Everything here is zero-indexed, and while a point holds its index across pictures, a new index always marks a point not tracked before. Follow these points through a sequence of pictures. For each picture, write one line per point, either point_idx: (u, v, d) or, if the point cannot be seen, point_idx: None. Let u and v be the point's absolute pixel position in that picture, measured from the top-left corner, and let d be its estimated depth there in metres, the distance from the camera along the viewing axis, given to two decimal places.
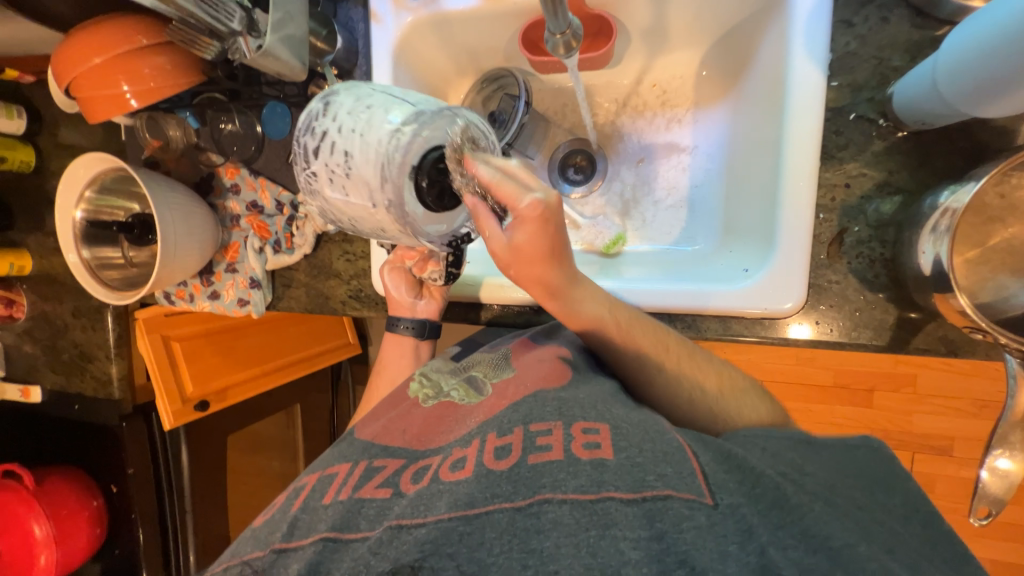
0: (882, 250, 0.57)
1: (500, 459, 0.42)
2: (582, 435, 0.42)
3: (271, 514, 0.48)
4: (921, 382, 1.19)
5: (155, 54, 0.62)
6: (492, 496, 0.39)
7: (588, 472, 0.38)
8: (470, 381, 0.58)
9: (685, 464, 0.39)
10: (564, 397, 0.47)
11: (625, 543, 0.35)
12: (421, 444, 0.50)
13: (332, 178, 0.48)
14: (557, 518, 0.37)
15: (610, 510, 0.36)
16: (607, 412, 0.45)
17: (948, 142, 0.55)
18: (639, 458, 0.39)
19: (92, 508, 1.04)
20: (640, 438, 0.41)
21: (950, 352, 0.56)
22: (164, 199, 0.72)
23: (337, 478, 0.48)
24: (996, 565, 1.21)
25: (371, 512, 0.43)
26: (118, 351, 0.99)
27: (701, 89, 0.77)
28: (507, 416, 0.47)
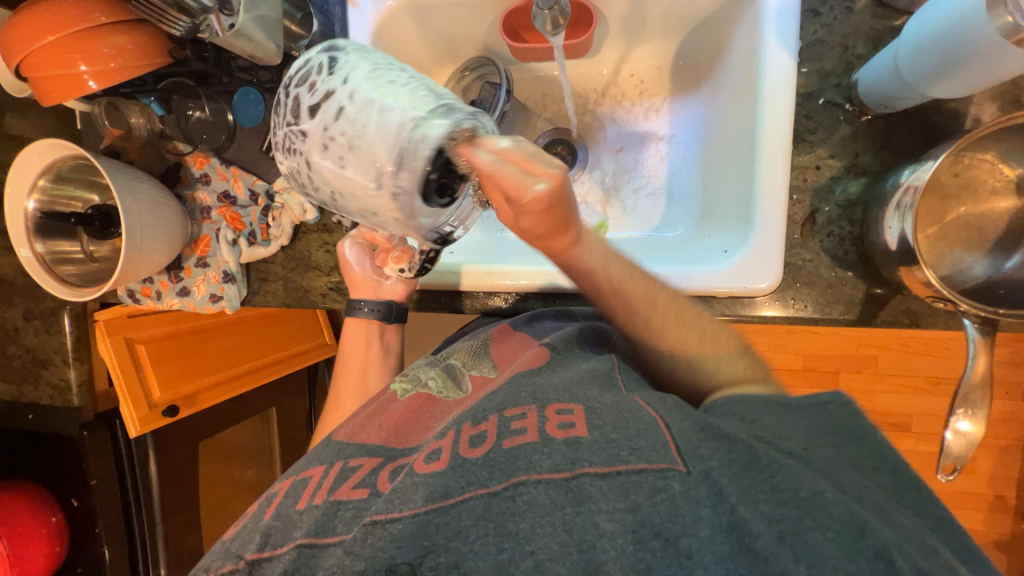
0: (851, 228, 0.60)
1: (475, 446, 0.43)
2: (556, 416, 0.44)
3: (241, 525, 0.47)
4: (882, 362, 1.26)
5: (113, 33, 0.58)
6: (467, 483, 0.39)
7: (563, 450, 0.40)
8: (448, 370, 0.61)
9: (659, 436, 0.40)
10: (537, 382, 0.50)
11: (601, 516, 0.36)
12: (401, 441, 0.50)
13: (327, 145, 0.44)
14: (533, 499, 0.38)
15: (585, 485, 0.38)
16: (581, 393, 0.46)
17: (907, 125, 0.58)
18: (612, 434, 0.40)
19: (51, 524, 0.97)
20: (614, 416, 0.42)
21: (913, 324, 0.59)
22: (128, 188, 0.68)
23: (311, 481, 0.47)
24: None
25: (348, 514, 0.42)
26: (76, 355, 0.94)
27: (677, 79, 0.79)
28: (483, 405, 0.48)
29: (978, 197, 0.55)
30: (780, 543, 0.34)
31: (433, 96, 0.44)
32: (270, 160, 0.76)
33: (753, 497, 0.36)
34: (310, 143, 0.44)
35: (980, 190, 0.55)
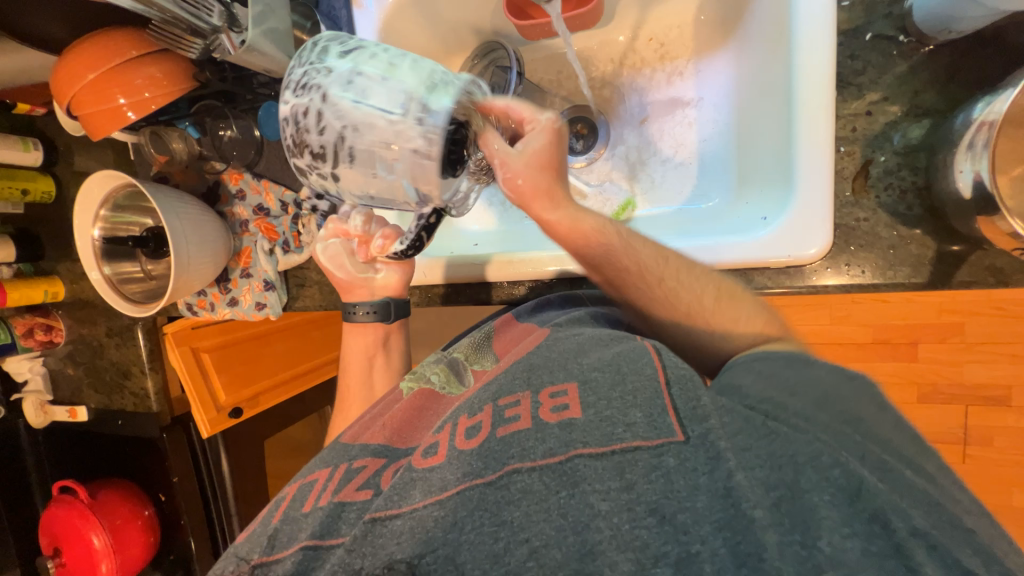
0: (914, 178, 0.52)
1: (471, 438, 0.42)
2: (550, 400, 0.42)
3: (252, 528, 0.49)
4: (969, 330, 1.14)
5: (145, 65, 0.63)
6: (464, 475, 0.38)
7: (556, 434, 0.38)
8: (451, 364, 0.61)
9: (655, 403, 0.38)
10: (534, 364, 0.47)
11: (594, 496, 0.35)
12: (402, 442, 0.51)
13: (343, 82, 0.42)
14: (527, 486, 0.37)
15: (578, 467, 0.36)
16: (577, 369, 0.44)
17: (978, 52, 0.50)
18: (606, 412, 0.39)
19: (143, 517, 1.09)
20: (608, 389, 0.40)
21: (999, 283, 0.51)
22: (173, 208, 0.73)
23: (316, 485, 0.48)
24: None
25: (352, 515, 0.43)
26: (151, 365, 1.03)
27: (701, 36, 0.72)
28: (478, 396, 0.47)
29: None
30: (775, 506, 0.33)
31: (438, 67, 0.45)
32: None
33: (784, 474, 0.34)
34: (334, 76, 0.43)
35: None
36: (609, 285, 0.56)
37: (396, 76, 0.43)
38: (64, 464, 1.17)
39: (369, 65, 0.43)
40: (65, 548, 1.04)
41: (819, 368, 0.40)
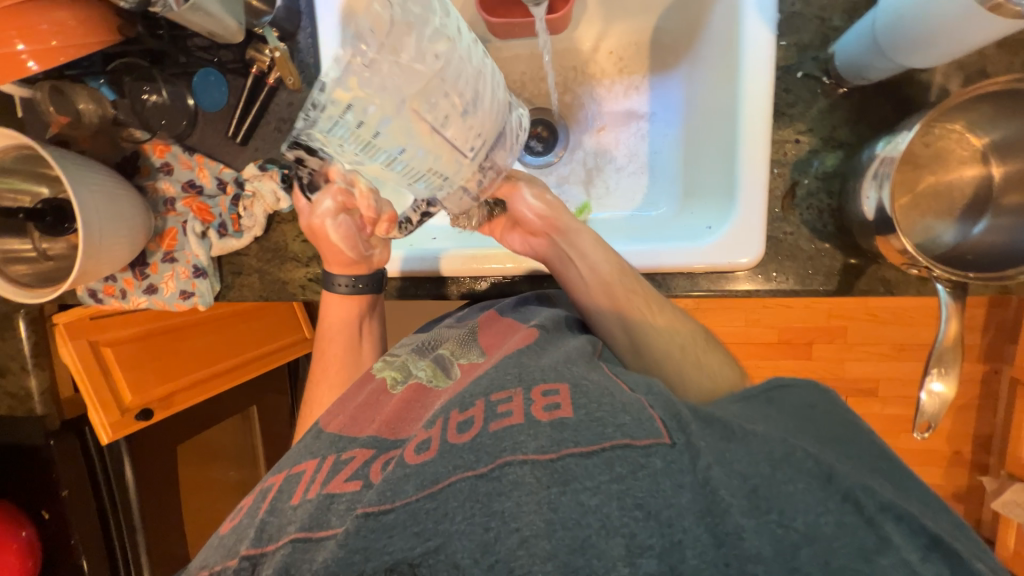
0: (829, 200, 0.61)
1: (463, 432, 0.42)
2: (541, 398, 0.43)
3: (239, 519, 0.48)
4: (851, 332, 1.40)
5: (53, 8, 0.53)
6: (454, 467, 0.39)
7: (549, 432, 0.40)
8: (437, 359, 0.59)
9: (643, 412, 0.41)
10: (524, 363, 0.49)
11: (585, 493, 0.37)
12: (392, 433, 0.49)
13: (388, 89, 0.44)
14: (519, 479, 0.38)
15: (569, 466, 0.38)
16: (567, 371, 0.47)
17: (881, 97, 0.60)
18: (597, 413, 0.41)
19: (21, 539, 0.93)
20: (599, 394, 0.43)
21: (888, 292, 0.61)
22: (82, 180, 0.63)
23: (304, 476, 0.47)
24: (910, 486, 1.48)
25: (341, 506, 0.42)
26: (36, 361, 0.88)
27: (656, 55, 0.78)
28: (469, 390, 0.47)
29: (948, 167, 0.57)
30: (751, 495, 0.36)
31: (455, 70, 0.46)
32: (238, 146, 0.72)
33: (735, 466, 0.38)
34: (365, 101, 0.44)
35: (949, 160, 0.57)
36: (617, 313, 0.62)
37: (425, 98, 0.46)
38: None
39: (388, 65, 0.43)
40: None
41: (796, 386, 0.50)
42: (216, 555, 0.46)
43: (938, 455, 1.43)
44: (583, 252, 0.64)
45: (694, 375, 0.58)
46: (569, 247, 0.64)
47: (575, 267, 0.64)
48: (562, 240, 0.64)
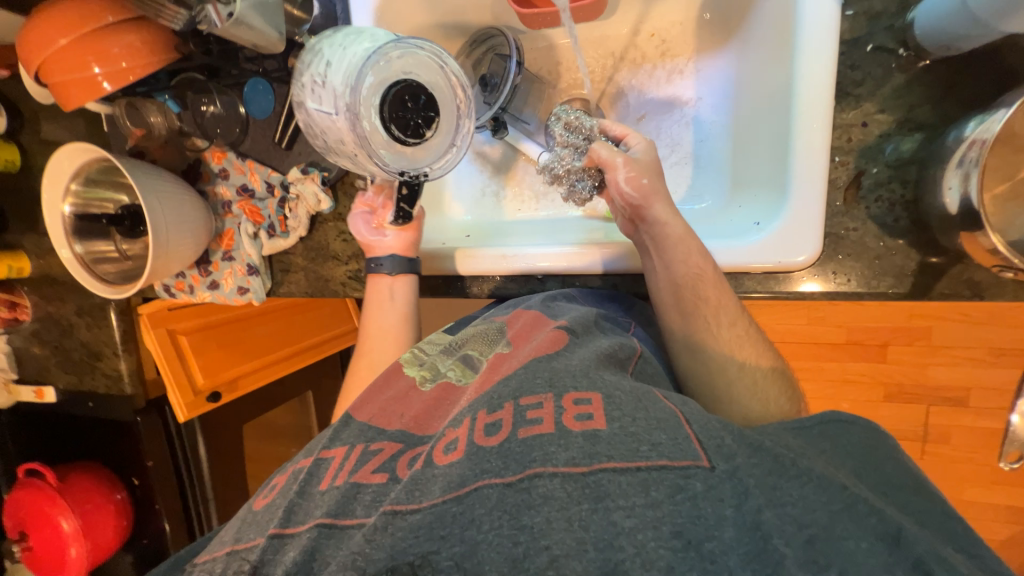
0: (903, 191, 0.53)
1: (490, 435, 0.42)
2: (573, 406, 0.42)
3: (272, 496, 0.50)
4: (935, 335, 1.25)
5: (123, 33, 0.59)
6: (481, 472, 0.39)
7: (579, 443, 0.39)
8: (465, 359, 0.60)
9: (680, 430, 0.39)
10: (555, 368, 0.47)
11: (618, 513, 0.35)
12: (419, 429, 0.50)
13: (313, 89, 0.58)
14: (548, 492, 0.37)
15: (602, 481, 0.37)
16: (600, 381, 0.45)
17: (974, 68, 0.51)
18: (631, 428, 0.40)
19: (116, 501, 1.07)
20: (634, 407, 0.41)
21: (975, 297, 0.53)
22: (151, 187, 0.70)
23: (332, 462, 0.48)
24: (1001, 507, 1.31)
25: (366, 498, 0.43)
26: (125, 346, 1.00)
27: (703, 33, 0.71)
28: (497, 391, 0.46)
29: None
30: (807, 546, 0.33)
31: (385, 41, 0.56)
32: (284, 151, 0.76)
33: (788, 509, 0.34)
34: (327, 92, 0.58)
35: None
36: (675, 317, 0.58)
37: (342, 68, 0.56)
38: (32, 445, 1.13)
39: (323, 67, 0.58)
40: (33, 533, 1.01)
41: (858, 426, 0.45)
42: (249, 529, 0.47)
43: None
44: (666, 251, 0.58)
45: (742, 397, 0.52)
46: (654, 236, 0.59)
47: (654, 260, 0.60)
48: (646, 234, 0.60)
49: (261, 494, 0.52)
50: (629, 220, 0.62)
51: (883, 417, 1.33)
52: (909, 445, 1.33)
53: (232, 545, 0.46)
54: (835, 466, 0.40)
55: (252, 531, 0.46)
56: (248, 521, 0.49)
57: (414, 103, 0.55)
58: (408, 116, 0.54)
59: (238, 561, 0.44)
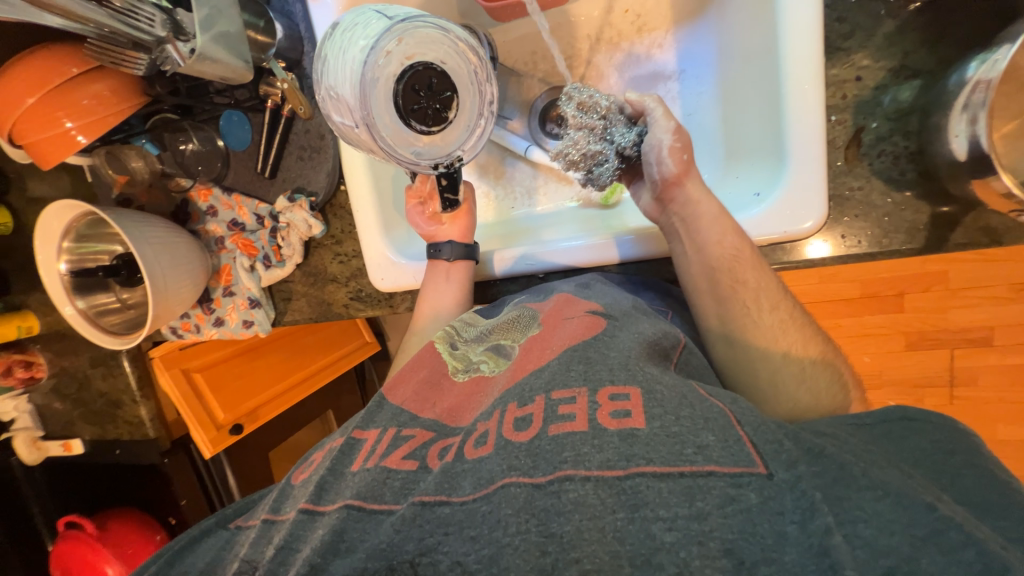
0: (907, 143, 0.51)
1: (521, 430, 0.44)
2: (610, 402, 0.44)
3: (310, 472, 0.53)
4: (953, 277, 1.22)
5: (91, 82, 0.58)
6: (510, 468, 0.41)
7: (616, 445, 0.40)
8: (497, 350, 0.60)
9: (731, 432, 0.40)
10: (591, 359, 0.49)
11: (658, 525, 0.36)
12: (452, 420, 0.52)
13: (327, 103, 0.54)
14: (580, 497, 0.38)
15: (640, 488, 0.38)
16: (642, 376, 0.46)
17: (968, 5, 0.48)
18: (675, 428, 0.41)
19: (157, 540, 1.07)
20: (677, 405, 0.42)
21: (994, 243, 0.51)
22: (141, 235, 0.69)
23: (366, 445, 0.51)
24: None
25: (397, 484, 0.45)
26: (142, 393, 1.01)
27: (679, 3, 0.69)
28: (528, 384, 0.49)
29: None
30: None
31: (385, 21, 0.50)
32: (268, 180, 0.75)
33: (860, 532, 0.34)
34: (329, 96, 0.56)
35: None
36: (715, 301, 0.57)
37: (340, 65, 0.52)
38: (68, 496, 1.16)
39: (326, 67, 0.53)
40: None
41: (920, 423, 0.45)
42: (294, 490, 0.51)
43: None
44: (696, 232, 0.57)
45: (788, 386, 0.52)
46: (686, 220, 0.57)
47: (682, 243, 0.58)
48: (676, 216, 0.58)
49: (299, 468, 0.55)
50: (657, 199, 0.59)
51: (906, 367, 1.31)
52: (936, 392, 1.31)
53: (269, 514, 0.49)
54: (907, 473, 0.40)
55: (291, 504, 0.49)
56: (285, 494, 0.51)
57: (427, 90, 0.52)
58: (425, 109, 0.52)
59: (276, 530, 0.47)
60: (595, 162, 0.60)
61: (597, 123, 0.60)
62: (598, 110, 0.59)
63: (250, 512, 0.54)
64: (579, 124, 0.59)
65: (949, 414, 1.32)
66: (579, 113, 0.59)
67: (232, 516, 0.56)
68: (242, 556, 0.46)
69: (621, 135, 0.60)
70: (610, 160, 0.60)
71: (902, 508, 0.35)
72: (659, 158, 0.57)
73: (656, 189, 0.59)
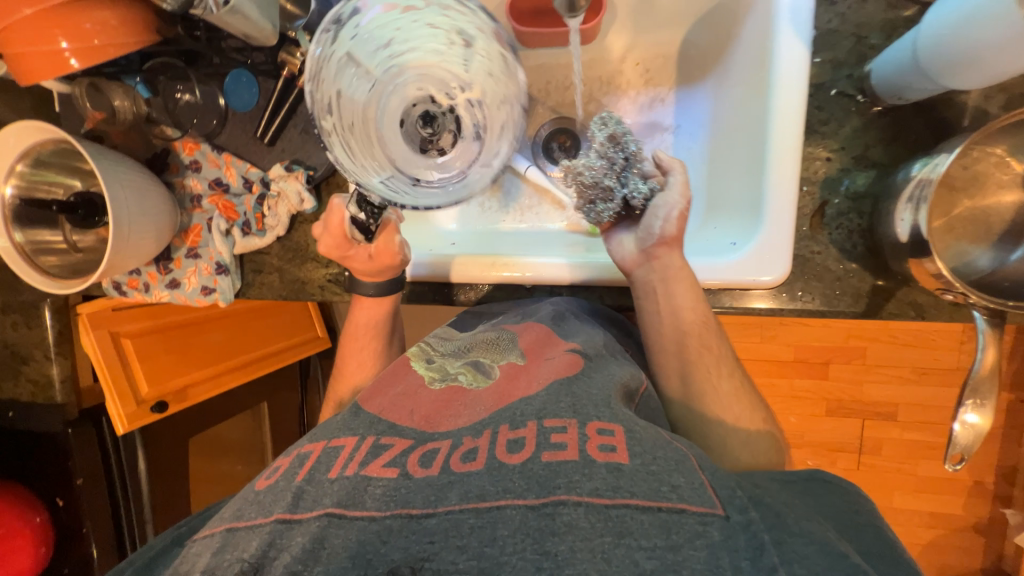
0: (860, 221, 0.59)
1: (513, 452, 0.46)
2: (597, 436, 0.47)
3: (275, 479, 0.50)
4: (870, 354, 1.38)
5: (98, 9, 0.55)
6: (504, 491, 0.43)
7: (604, 475, 0.43)
8: (475, 365, 0.61)
9: (697, 478, 0.44)
10: (576, 393, 0.52)
11: (639, 553, 0.39)
12: (430, 426, 0.52)
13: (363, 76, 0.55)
14: (573, 520, 0.41)
15: (624, 518, 0.41)
16: (622, 416, 0.49)
17: (919, 116, 0.57)
18: (652, 466, 0.44)
19: (34, 524, 0.95)
20: (654, 446, 0.46)
21: (918, 317, 0.59)
22: (117, 176, 0.65)
23: (343, 452, 0.50)
24: (923, 514, 1.45)
25: (377, 490, 0.45)
26: (59, 349, 0.90)
27: (684, 68, 0.77)
28: (521, 409, 0.51)
29: (986, 192, 0.55)
30: None
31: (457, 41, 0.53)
32: (266, 147, 0.73)
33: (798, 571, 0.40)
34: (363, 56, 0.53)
35: (990, 184, 0.55)
36: (678, 363, 0.62)
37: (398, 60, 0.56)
38: None
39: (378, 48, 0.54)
40: None
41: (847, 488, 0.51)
42: (254, 508, 0.48)
43: (959, 484, 1.42)
44: (671, 293, 0.62)
45: (734, 448, 0.57)
46: (665, 287, 0.62)
47: (654, 303, 0.63)
48: (654, 274, 0.62)
49: (263, 474, 0.52)
50: (642, 252, 0.62)
51: (826, 430, 1.44)
52: (848, 456, 1.45)
53: (231, 523, 0.47)
54: (826, 526, 0.45)
55: (252, 509, 0.48)
56: (248, 502, 0.49)
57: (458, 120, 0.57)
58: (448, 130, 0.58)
59: (245, 534, 0.45)
60: (602, 197, 0.63)
61: (619, 160, 0.62)
62: (624, 148, 0.62)
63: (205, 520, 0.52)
64: (603, 153, 0.62)
65: (856, 478, 1.45)
66: (609, 142, 0.62)
67: (189, 533, 0.54)
68: (202, 565, 0.44)
69: (636, 185, 0.63)
70: (615, 201, 0.63)
71: (825, 555, 0.41)
72: (667, 215, 0.60)
73: (645, 242, 0.62)
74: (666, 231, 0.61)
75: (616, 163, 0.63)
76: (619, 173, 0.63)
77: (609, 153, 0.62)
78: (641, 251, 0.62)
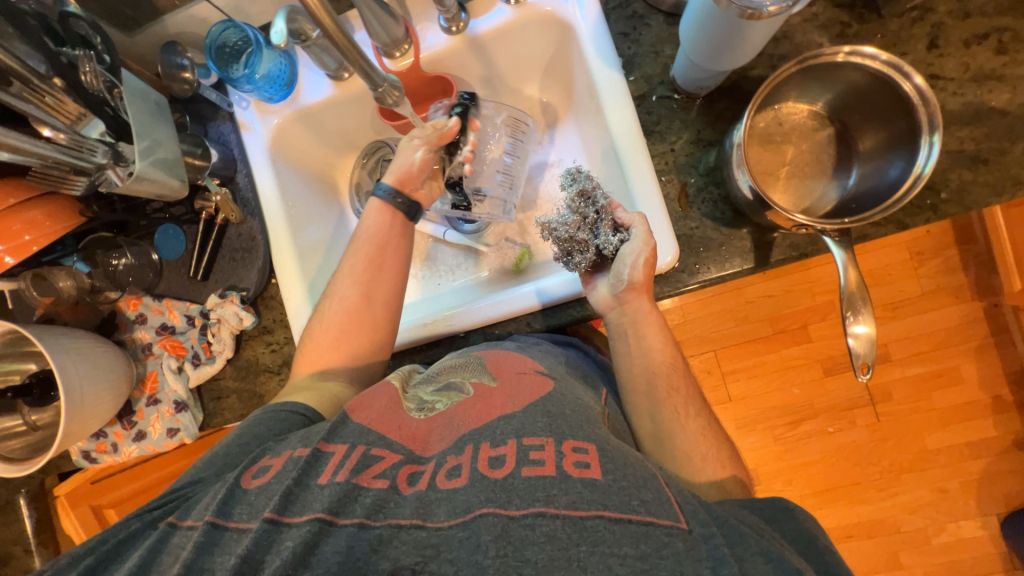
0: (718, 191, 0.67)
1: (495, 467, 0.47)
2: (572, 452, 0.47)
3: (269, 479, 0.50)
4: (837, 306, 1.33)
5: (25, 210, 0.63)
6: (485, 500, 0.44)
7: (579, 489, 0.44)
8: (448, 388, 0.63)
9: (662, 490, 0.45)
10: (551, 411, 0.53)
11: (613, 559, 0.40)
12: (420, 447, 0.53)
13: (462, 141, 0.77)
14: (551, 531, 0.42)
15: (598, 527, 0.42)
16: (595, 434, 0.50)
17: (730, 95, 0.67)
18: (623, 482, 0.45)
19: None
20: (624, 462, 0.47)
21: (802, 255, 0.64)
22: (63, 346, 0.69)
23: (333, 458, 0.50)
24: (972, 447, 1.32)
25: (367, 500, 0.46)
26: (40, 539, 0.88)
27: (548, 112, 0.87)
28: (500, 426, 0.52)
29: (804, 137, 0.64)
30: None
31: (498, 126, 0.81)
32: (200, 283, 0.79)
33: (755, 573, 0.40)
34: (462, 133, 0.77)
35: (802, 130, 0.65)
36: (647, 394, 0.63)
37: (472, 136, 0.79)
38: None
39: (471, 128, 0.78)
40: None
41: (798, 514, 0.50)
42: (247, 513, 0.47)
43: (979, 406, 1.32)
44: (642, 335, 0.66)
45: (702, 481, 0.56)
46: (637, 330, 0.65)
47: (627, 344, 0.66)
48: (626, 317, 0.66)
49: (251, 470, 0.52)
50: (615, 296, 0.66)
51: (833, 391, 1.35)
52: (865, 411, 1.35)
53: (215, 518, 0.46)
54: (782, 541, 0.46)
55: (244, 510, 0.47)
56: (235, 497, 0.48)
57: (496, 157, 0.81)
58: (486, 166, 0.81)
59: None
60: (578, 249, 0.67)
61: (590, 214, 0.66)
62: (594, 203, 0.66)
63: (188, 507, 0.50)
64: (579, 207, 0.66)
65: (882, 430, 1.34)
66: (579, 194, 0.66)
67: (162, 514, 0.50)
68: (182, 563, 0.44)
69: (607, 238, 0.66)
70: (590, 251, 0.67)
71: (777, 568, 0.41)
72: (634, 264, 0.63)
73: (618, 288, 0.66)
74: (636, 276, 0.64)
75: (588, 216, 0.67)
76: (592, 220, 0.67)
77: (576, 203, 0.66)
78: (614, 297, 0.66)
